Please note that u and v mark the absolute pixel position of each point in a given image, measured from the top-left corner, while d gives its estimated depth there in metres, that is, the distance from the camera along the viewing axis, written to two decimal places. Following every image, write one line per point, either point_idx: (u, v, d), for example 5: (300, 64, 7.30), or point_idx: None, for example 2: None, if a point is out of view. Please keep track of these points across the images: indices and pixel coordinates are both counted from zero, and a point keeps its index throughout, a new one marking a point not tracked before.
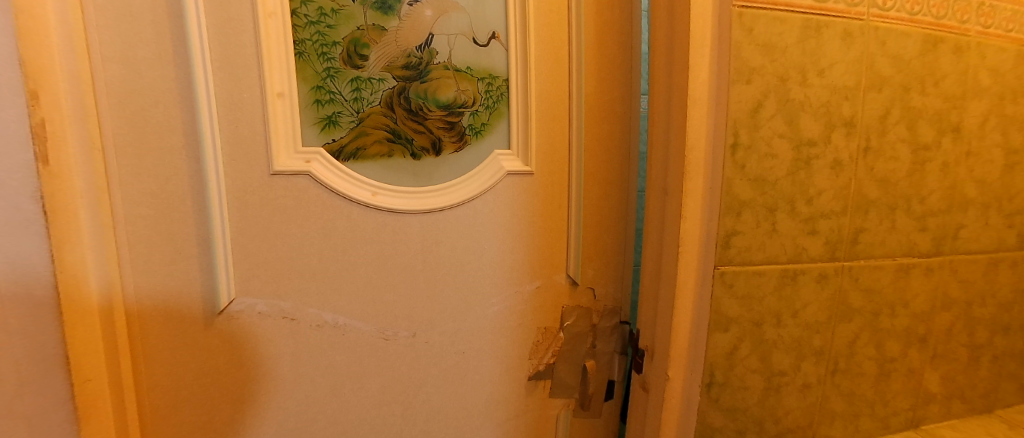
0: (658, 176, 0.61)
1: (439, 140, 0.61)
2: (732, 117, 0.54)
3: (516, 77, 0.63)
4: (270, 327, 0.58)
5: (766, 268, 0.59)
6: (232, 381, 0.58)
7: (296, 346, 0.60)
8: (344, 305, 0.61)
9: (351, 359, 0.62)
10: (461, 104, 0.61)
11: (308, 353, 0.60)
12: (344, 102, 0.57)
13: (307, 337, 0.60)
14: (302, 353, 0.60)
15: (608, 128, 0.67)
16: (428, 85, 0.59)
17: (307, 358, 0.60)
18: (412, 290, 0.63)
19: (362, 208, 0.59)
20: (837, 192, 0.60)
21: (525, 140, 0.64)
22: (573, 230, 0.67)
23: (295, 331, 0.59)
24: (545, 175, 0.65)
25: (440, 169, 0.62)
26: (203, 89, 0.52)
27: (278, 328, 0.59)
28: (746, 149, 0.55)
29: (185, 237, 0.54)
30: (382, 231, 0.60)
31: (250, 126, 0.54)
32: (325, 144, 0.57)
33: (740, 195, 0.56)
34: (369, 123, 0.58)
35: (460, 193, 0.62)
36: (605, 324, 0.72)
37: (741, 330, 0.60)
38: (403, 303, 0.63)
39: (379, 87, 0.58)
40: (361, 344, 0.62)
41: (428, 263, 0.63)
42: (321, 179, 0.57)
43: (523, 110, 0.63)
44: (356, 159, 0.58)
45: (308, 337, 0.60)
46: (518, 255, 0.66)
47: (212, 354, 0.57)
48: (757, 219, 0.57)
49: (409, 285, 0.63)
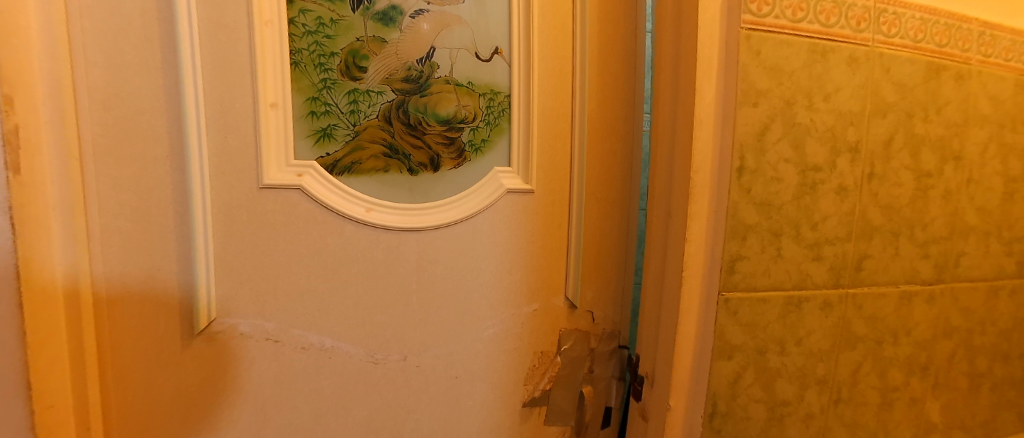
0: (661, 198, 0.60)
1: (438, 156, 0.59)
2: (738, 140, 0.53)
3: (518, 94, 0.61)
4: (251, 348, 0.56)
5: (771, 295, 0.57)
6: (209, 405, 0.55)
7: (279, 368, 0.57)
8: (334, 326, 0.58)
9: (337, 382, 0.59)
10: (461, 119, 0.59)
11: (292, 376, 0.57)
12: (339, 115, 0.54)
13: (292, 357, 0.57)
14: (286, 375, 0.57)
15: (610, 148, 0.65)
16: (428, 99, 0.57)
17: (290, 381, 0.57)
18: (406, 311, 0.60)
19: (356, 224, 0.56)
20: (843, 218, 0.59)
21: (526, 157, 0.62)
22: (573, 251, 0.66)
23: (278, 353, 0.57)
24: (545, 194, 0.64)
25: (437, 186, 0.60)
26: (191, 99, 0.49)
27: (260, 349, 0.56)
28: (752, 172, 0.53)
29: (164, 252, 0.51)
30: (376, 250, 0.58)
31: (240, 136, 0.52)
32: (319, 158, 0.54)
33: (746, 219, 0.54)
34: (365, 136, 0.56)
35: (458, 211, 0.60)
36: (603, 349, 0.71)
37: (745, 358, 0.58)
38: (395, 325, 0.60)
39: (378, 101, 0.55)
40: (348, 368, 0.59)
41: (421, 284, 0.60)
42: (313, 194, 0.54)
43: (524, 127, 0.62)
44: (351, 173, 0.56)
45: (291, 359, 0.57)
46: (515, 275, 0.64)
47: (188, 377, 0.54)
48: (762, 243, 0.55)
49: (402, 306, 0.60)
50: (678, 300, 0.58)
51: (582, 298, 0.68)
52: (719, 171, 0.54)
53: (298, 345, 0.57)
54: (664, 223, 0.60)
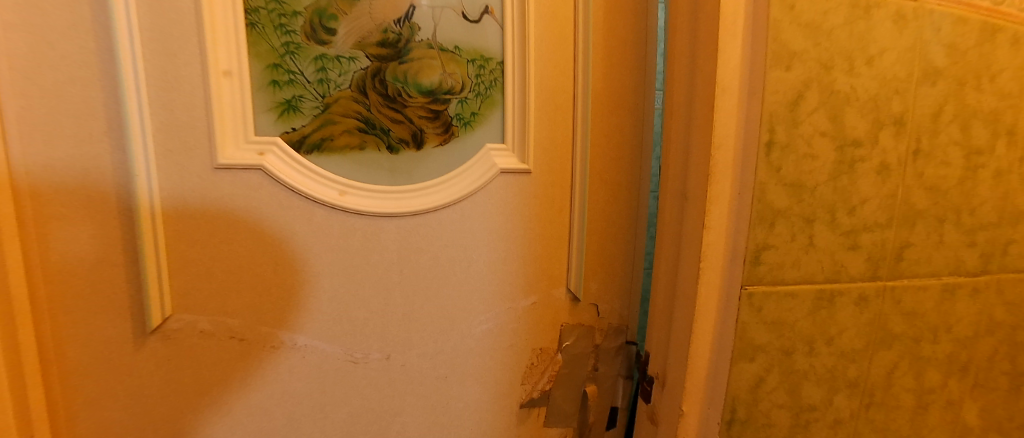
0: (676, 178, 0.53)
1: (421, 132, 0.52)
2: (767, 110, 0.45)
3: (512, 62, 0.54)
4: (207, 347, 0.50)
5: (800, 289, 0.50)
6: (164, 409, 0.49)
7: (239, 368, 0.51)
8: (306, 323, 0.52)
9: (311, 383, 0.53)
10: (447, 90, 0.52)
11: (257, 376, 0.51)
12: (306, 84, 0.47)
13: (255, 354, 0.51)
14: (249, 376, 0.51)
15: (617, 123, 0.58)
16: (408, 66, 0.50)
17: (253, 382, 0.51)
18: (387, 306, 0.54)
19: (328, 209, 0.50)
20: (883, 201, 0.52)
21: (522, 133, 0.55)
22: (575, 239, 0.59)
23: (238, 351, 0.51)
24: (543, 175, 0.57)
25: (421, 166, 0.53)
26: (129, 65, 0.43)
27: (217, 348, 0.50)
28: (782, 148, 0.45)
29: (110, 242, 0.45)
30: (352, 238, 0.51)
31: (189, 109, 0.45)
32: (284, 134, 0.48)
33: (774, 203, 0.46)
34: (336, 109, 0.49)
35: (445, 194, 0.53)
36: (609, 345, 0.65)
37: (769, 359, 0.51)
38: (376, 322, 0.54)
39: (350, 68, 0.48)
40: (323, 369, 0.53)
41: (405, 275, 0.54)
42: (277, 175, 0.48)
43: (519, 99, 0.55)
44: (321, 151, 0.49)
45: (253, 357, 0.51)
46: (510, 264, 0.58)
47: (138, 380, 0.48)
48: (792, 230, 0.47)
49: (383, 300, 0.54)
50: (695, 294, 0.51)
51: (586, 291, 0.62)
52: (745, 145, 0.46)
53: (261, 342, 0.51)
54: (678, 206, 0.52)
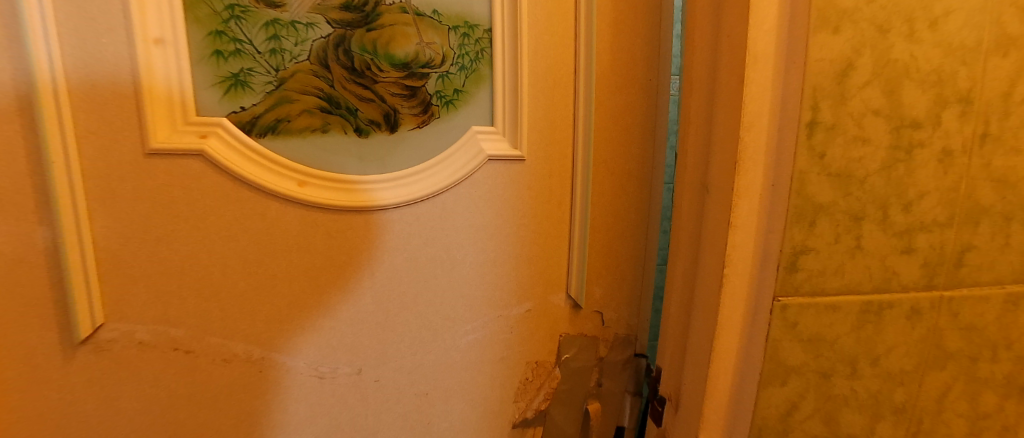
0: (695, 167, 0.45)
1: (395, 112, 0.45)
2: (811, 82, 0.36)
3: (502, 31, 0.47)
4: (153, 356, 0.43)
5: (843, 301, 0.41)
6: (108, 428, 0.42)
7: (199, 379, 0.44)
8: (267, 330, 0.45)
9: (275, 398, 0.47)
10: (424, 62, 0.45)
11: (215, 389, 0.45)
12: (256, 54, 0.41)
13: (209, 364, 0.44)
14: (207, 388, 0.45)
15: (625, 102, 0.51)
16: (378, 35, 0.43)
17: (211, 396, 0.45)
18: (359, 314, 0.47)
19: (285, 203, 0.43)
20: (944, 195, 0.42)
21: (514, 115, 0.48)
22: (576, 236, 0.52)
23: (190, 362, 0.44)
24: (539, 164, 0.50)
25: (395, 153, 0.45)
26: (38, 28, 0.35)
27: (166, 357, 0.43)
28: (828, 129, 0.37)
29: (25, 240, 0.38)
30: (315, 235, 0.44)
31: (115, 84, 0.38)
32: (231, 114, 0.41)
33: (817, 197, 0.37)
34: (293, 85, 0.42)
35: (422, 185, 0.46)
36: (615, 358, 0.57)
37: (803, 383, 0.43)
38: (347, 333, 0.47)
39: (310, 36, 0.41)
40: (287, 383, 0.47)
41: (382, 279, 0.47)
42: (220, 162, 0.40)
43: (510, 74, 0.47)
44: (276, 134, 0.42)
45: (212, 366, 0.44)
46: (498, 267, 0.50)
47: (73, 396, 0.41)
48: (836, 230, 0.39)
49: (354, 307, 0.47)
50: (717, 305, 0.42)
51: (589, 297, 0.55)
52: (781, 125, 0.37)
53: (216, 353, 0.44)
54: (699, 200, 0.44)
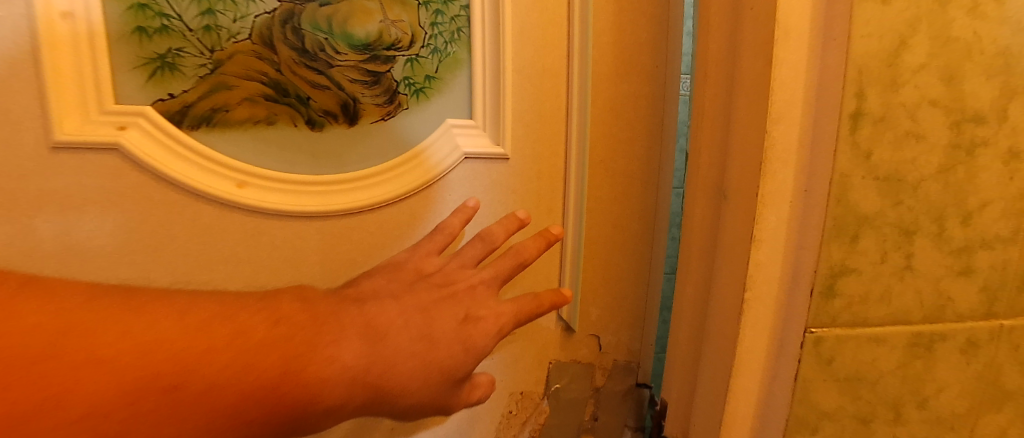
0: (710, 168, 0.35)
1: (355, 101, 0.39)
2: (859, 63, 0.28)
3: (482, 9, 0.42)
4: (236, 296, 0.26)
5: (889, 332, 0.34)
6: (20, 407, 0.19)
7: (147, 349, 0.22)
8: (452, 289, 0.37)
9: (345, 392, 0.26)
10: (389, 44, 0.39)
11: (392, 367, 0.29)
12: (187, 32, 0.34)
13: (317, 301, 0.29)
14: (330, 366, 0.26)
15: (628, 91, 0.45)
16: (334, 10, 0.37)
17: (202, 368, 0.22)
18: (422, 272, 0.38)
19: (218, 206, 0.37)
20: (1012, 204, 0.34)
21: (496, 104, 0.43)
22: (570, 243, 0.47)
23: (299, 306, 0.28)
24: (526, 162, 0.45)
25: (355, 150, 0.40)
26: None
27: (231, 299, 0.26)
28: (875, 123, 0.29)
29: None
30: (257, 245, 0.38)
31: (13, 67, 0.32)
32: (157, 102, 0.34)
33: (862, 207, 0.30)
34: (231, 68, 0.35)
35: (455, 146, 0.42)
36: (614, 388, 0.51)
37: (838, 430, 0.35)
38: (487, 308, 0.37)
39: (252, 9, 0.35)
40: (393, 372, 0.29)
41: (490, 236, 0.41)
42: (140, 158, 0.34)
43: (492, 58, 0.42)
44: (211, 127, 0.36)
45: (200, 317, 0.24)
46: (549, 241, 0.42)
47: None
48: (883, 247, 0.32)
49: (416, 265, 0.38)
50: (736, 342, 0.34)
51: (582, 319, 0.49)
52: (821, 116, 0.29)
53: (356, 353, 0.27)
54: (710, 211, 0.36)
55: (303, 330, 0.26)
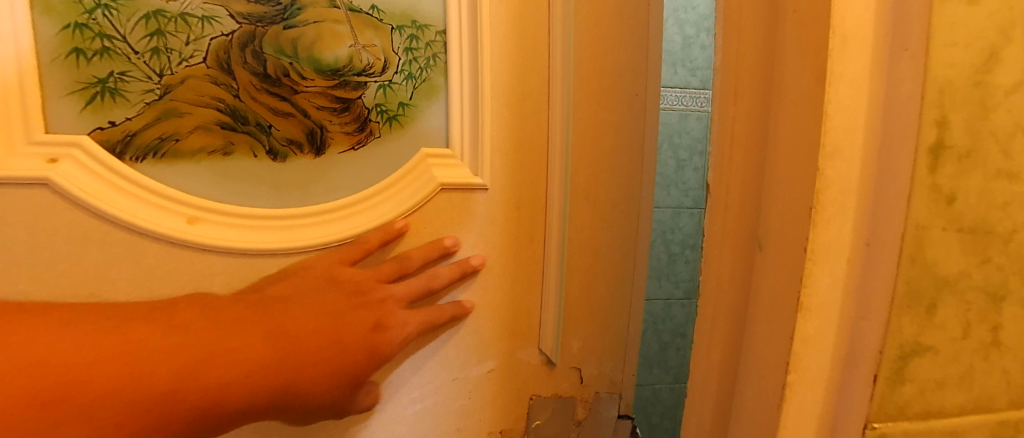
0: (739, 210, 0.26)
1: (323, 128, 0.47)
2: (939, 80, 0.21)
3: (460, 42, 0.50)
4: (128, 310, 0.32)
5: (969, 425, 0.25)
6: None
7: (41, 368, 0.24)
8: (368, 291, 0.45)
9: (249, 393, 0.33)
10: (358, 70, 0.47)
11: (298, 369, 0.36)
12: (133, 54, 0.40)
13: (219, 309, 0.37)
14: (234, 369, 0.32)
15: (610, 121, 0.49)
16: (307, 40, 0.44)
17: (89, 378, 0.26)
18: (335, 279, 0.45)
19: (169, 243, 0.42)
20: None
21: (475, 127, 0.50)
22: (551, 255, 0.52)
23: (179, 315, 0.34)
24: (504, 190, 0.52)
25: (319, 183, 0.47)
26: None
27: (116, 317, 0.30)
28: (954, 157, 0.22)
29: None
30: (213, 278, 0.44)
31: None
32: (96, 130, 0.40)
33: (937, 266, 0.23)
34: (180, 96, 0.41)
35: (461, 169, 0.51)
36: (594, 421, 0.56)
37: None
38: (397, 316, 0.46)
39: (206, 32, 0.41)
40: (288, 382, 0.35)
41: (405, 262, 0.48)
42: (67, 190, 0.39)
43: (472, 88, 0.50)
44: (158, 157, 0.42)
45: (86, 329, 0.28)
46: (465, 270, 0.50)
47: None
48: (962, 317, 0.24)
49: (331, 272, 0.45)
50: None
51: (564, 352, 0.54)
52: (889, 146, 0.21)
53: (243, 371, 0.33)
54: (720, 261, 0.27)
55: (199, 350, 0.31)
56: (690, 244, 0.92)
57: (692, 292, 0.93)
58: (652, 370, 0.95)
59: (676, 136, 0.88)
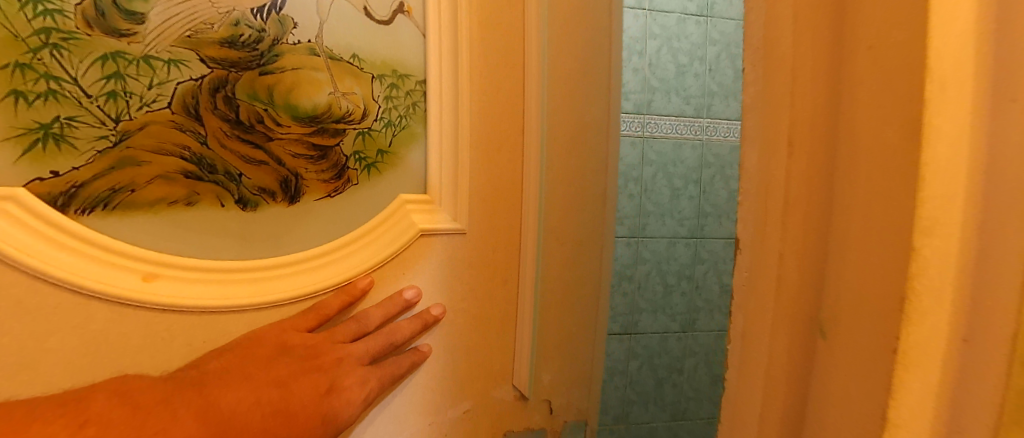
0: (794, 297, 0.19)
1: (298, 176, 0.44)
2: None
3: (439, 90, 0.49)
4: (43, 403, 0.30)
5: None
6: None
7: None
8: (321, 353, 0.42)
9: None
10: (336, 117, 0.45)
11: None
12: (84, 98, 0.37)
13: (142, 392, 0.34)
14: None
15: (579, 164, 0.51)
16: (284, 85, 0.42)
17: None
18: (286, 346, 0.41)
19: (122, 303, 0.39)
20: None
21: (454, 172, 0.50)
22: (526, 299, 0.52)
23: (101, 403, 0.31)
24: (479, 236, 0.51)
25: (292, 230, 0.45)
26: None
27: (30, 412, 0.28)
28: None
29: None
30: (170, 340, 0.40)
31: None
32: (37, 180, 0.36)
33: None
34: (138, 144, 0.38)
35: (441, 215, 0.50)
36: None
37: None
38: (352, 377, 0.42)
39: (172, 76, 0.39)
40: None
41: (364, 323, 0.45)
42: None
43: (450, 134, 0.50)
44: (110, 209, 0.38)
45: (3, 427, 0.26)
46: (427, 322, 0.48)
47: None
48: None
49: (281, 339, 0.41)
50: None
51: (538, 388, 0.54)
52: None
53: None
54: (758, 352, 0.21)
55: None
56: (687, 274, 0.85)
57: (688, 325, 0.86)
58: (648, 408, 0.86)
59: (670, 166, 0.81)
